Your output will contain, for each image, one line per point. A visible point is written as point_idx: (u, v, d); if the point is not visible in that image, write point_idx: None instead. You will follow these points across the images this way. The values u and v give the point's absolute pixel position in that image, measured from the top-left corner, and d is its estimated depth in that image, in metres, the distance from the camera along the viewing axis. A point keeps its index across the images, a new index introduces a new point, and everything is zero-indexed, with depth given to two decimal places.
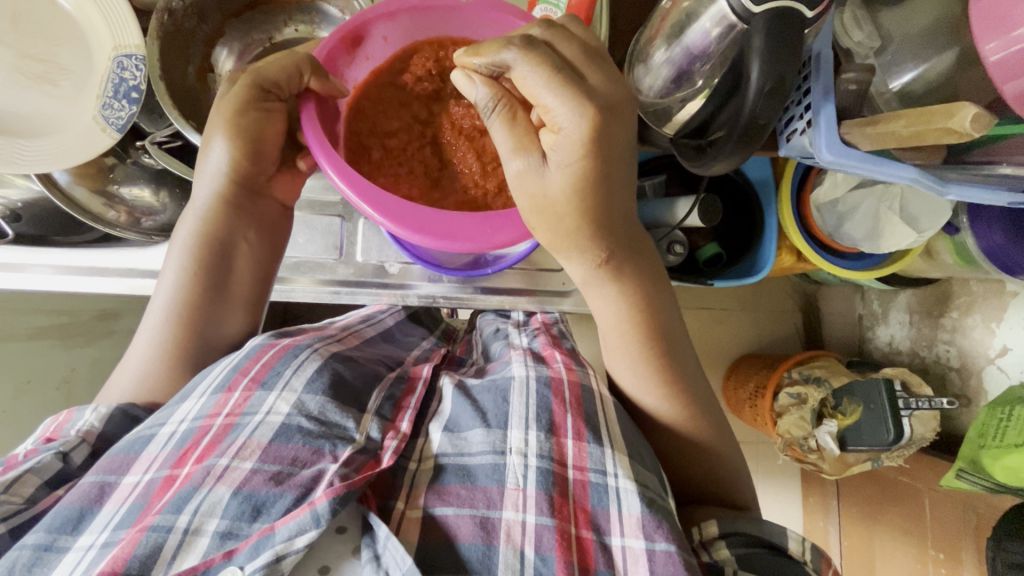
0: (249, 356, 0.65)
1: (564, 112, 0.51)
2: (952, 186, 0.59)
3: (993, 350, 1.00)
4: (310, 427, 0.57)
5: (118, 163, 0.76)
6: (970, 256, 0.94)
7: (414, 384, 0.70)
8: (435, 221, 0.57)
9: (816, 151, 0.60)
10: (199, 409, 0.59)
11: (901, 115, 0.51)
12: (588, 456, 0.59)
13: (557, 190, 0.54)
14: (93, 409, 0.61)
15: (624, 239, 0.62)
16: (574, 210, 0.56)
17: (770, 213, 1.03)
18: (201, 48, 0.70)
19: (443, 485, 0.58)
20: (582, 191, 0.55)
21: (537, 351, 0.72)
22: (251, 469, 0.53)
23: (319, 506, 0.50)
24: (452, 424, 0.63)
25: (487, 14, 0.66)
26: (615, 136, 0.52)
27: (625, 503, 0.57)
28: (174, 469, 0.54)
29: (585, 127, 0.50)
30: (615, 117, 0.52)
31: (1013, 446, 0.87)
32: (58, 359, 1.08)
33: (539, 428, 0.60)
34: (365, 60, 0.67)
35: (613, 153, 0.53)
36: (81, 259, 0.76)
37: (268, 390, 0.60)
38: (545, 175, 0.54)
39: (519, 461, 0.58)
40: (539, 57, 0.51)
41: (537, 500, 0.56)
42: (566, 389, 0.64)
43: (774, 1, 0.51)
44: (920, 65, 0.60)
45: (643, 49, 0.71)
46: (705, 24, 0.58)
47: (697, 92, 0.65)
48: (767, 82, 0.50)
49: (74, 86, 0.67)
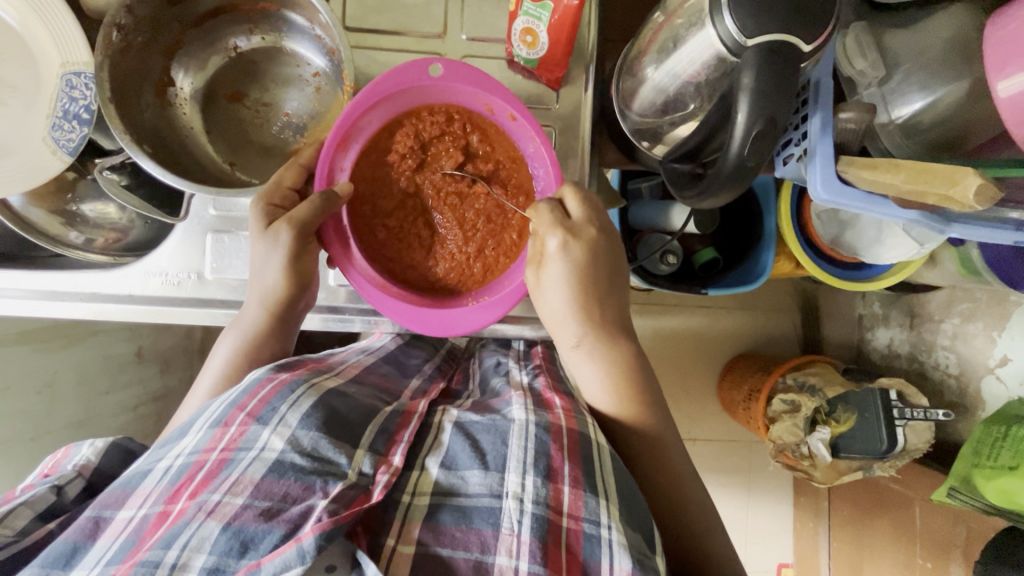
0: (248, 391, 0.59)
1: (549, 234, 0.61)
2: (954, 223, 0.55)
3: (992, 359, 0.96)
4: (302, 463, 0.52)
5: (80, 179, 0.73)
6: (976, 267, 0.88)
7: (409, 418, 0.64)
8: (433, 318, 0.64)
9: (811, 187, 0.56)
10: (196, 442, 0.55)
11: (900, 167, 0.48)
12: (584, 505, 0.53)
13: (559, 304, 0.63)
14: (89, 444, 0.63)
15: (607, 327, 0.65)
16: (563, 312, 0.63)
17: (769, 216, 0.98)
18: (159, 60, 0.68)
19: (439, 523, 0.53)
20: (581, 305, 0.63)
21: (537, 393, 0.68)
22: (242, 504, 0.49)
23: (305, 542, 0.46)
24: (450, 459, 0.58)
25: (461, 92, 0.65)
26: (598, 256, 0.62)
27: (617, 557, 0.50)
28: (167, 505, 0.50)
29: (559, 248, 0.60)
30: (604, 242, 0.62)
31: (1005, 468, 0.83)
32: (43, 363, 0.94)
33: (536, 474, 0.54)
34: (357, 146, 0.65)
35: (603, 275, 0.63)
36: (42, 282, 0.71)
37: (263, 426, 0.55)
38: (535, 279, 0.63)
39: (515, 506, 0.52)
40: (558, 206, 0.61)
41: (531, 547, 0.50)
42: (566, 436, 0.59)
43: (767, 33, 0.46)
44: (931, 92, 0.55)
45: (631, 62, 0.63)
46: (690, 51, 0.53)
47: (688, 117, 0.59)
48: (755, 124, 0.47)
49: (21, 104, 0.63)
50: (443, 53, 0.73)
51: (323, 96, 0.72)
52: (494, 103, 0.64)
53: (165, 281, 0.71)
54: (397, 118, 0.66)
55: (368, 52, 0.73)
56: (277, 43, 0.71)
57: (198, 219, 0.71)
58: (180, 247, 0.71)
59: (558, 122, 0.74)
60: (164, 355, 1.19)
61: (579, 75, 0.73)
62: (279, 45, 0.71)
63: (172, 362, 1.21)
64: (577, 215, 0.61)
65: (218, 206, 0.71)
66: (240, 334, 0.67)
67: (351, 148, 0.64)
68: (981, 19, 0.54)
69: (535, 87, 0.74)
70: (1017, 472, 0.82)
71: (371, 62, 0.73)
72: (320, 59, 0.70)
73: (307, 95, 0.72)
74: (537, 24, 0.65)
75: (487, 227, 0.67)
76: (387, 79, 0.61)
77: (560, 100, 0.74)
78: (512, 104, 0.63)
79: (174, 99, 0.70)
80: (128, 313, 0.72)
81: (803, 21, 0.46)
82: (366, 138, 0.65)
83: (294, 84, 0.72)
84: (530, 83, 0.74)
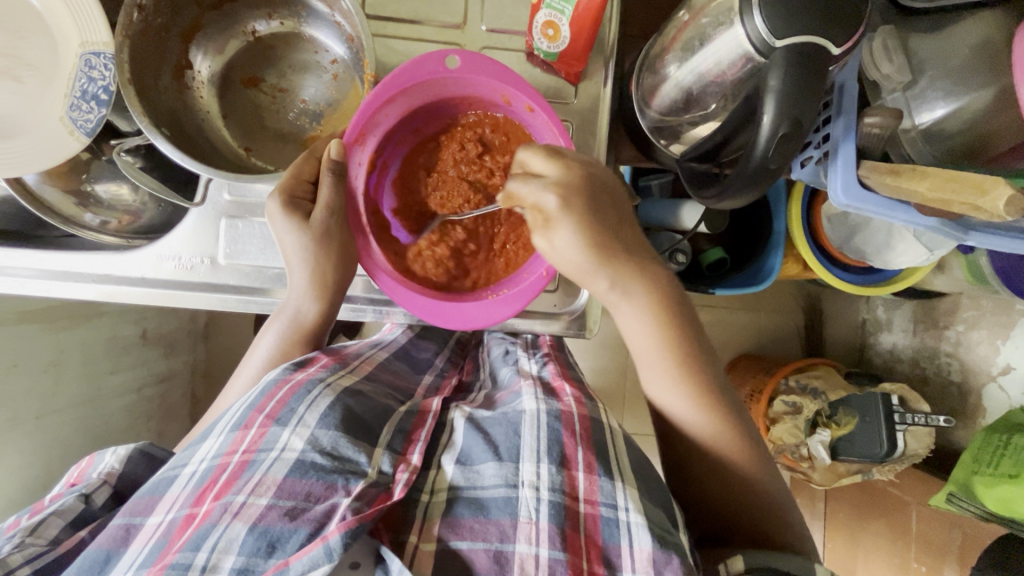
0: (265, 392, 0.60)
1: (542, 194, 0.55)
2: (974, 231, 0.55)
3: (996, 367, 0.96)
4: (322, 463, 0.53)
5: (94, 159, 0.72)
6: (984, 275, 0.87)
7: (424, 418, 0.64)
8: (453, 313, 0.63)
9: (831, 192, 0.56)
10: (218, 446, 0.56)
11: (927, 174, 0.47)
12: (599, 489, 0.54)
13: (569, 254, 0.57)
14: (113, 452, 0.63)
15: (627, 261, 0.60)
16: (586, 268, 0.58)
17: (779, 218, 0.98)
18: (177, 43, 0.68)
19: (456, 517, 0.53)
20: (593, 244, 0.57)
21: (546, 381, 0.68)
22: (266, 505, 0.49)
23: (331, 540, 0.46)
24: (464, 456, 0.58)
25: (477, 84, 0.64)
26: (601, 192, 0.57)
27: (636, 539, 0.50)
28: (193, 508, 0.51)
29: (560, 206, 0.55)
30: (575, 189, 0.56)
31: (1004, 477, 0.84)
32: (48, 343, 0.93)
33: (550, 461, 0.55)
34: (373, 141, 0.65)
35: (603, 211, 0.57)
36: (56, 262, 0.72)
37: (282, 427, 0.55)
38: (552, 249, 0.57)
39: (531, 494, 0.53)
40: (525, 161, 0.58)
41: (549, 534, 0.51)
42: (577, 423, 0.59)
43: (795, 36, 0.46)
44: (955, 99, 0.56)
45: (654, 58, 0.63)
46: (716, 50, 0.52)
47: (710, 116, 0.59)
48: (780, 127, 0.46)
49: (39, 83, 0.63)
50: (462, 44, 0.73)
51: (341, 84, 0.71)
52: (513, 95, 0.63)
53: (179, 265, 0.71)
54: (413, 110, 0.66)
55: (387, 40, 0.73)
56: (296, 27, 0.71)
57: (213, 204, 0.71)
58: (193, 231, 0.71)
59: (576, 117, 0.74)
60: (167, 337, 1.20)
61: (598, 69, 0.73)
62: (297, 29, 0.71)
63: (175, 345, 1.22)
64: (551, 172, 0.56)
65: (233, 192, 0.71)
66: (278, 328, 0.69)
67: (368, 142, 0.64)
68: (1010, 27, 0.53)
69: (554, 80, 0.73)
70: (1017, 481, 0.81)
71: (390, 50, 0.73)
72: (340, 46, 0.70)
73: (325, 82, 0.71)
74: (559, 18, 0.64)
75: (509, 224, 0.67)
76: (404, 73, 0.61)
77: (578, 95, 0.73)
78: (530, 95, 0.62)
79: (191, 82, 0.70)
80: (141, 296, 0.72)
81: (834, 23, 0.46)
82: (382, 132, 0.65)
83: (312, 71, 0.71)
84: (548, 77, 0.73)
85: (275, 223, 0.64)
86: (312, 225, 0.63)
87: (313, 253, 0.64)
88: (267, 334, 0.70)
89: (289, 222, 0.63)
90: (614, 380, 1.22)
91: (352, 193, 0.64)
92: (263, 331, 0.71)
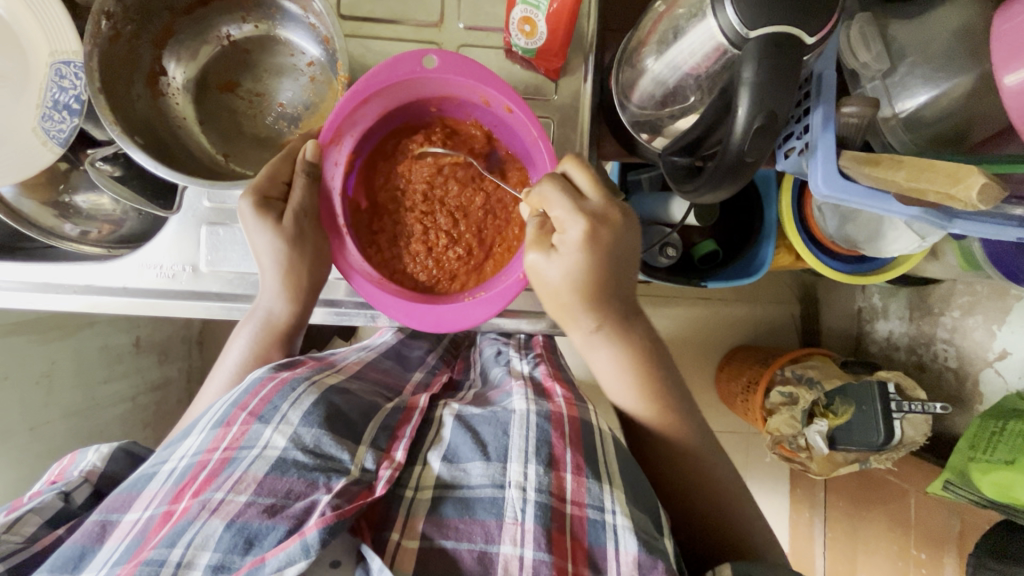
0: (250, 391, 0.59)
1: (570, 219, 0.54)
2: (958, 217, 0.54)
3: (992, 353, 0.95)
4: (305, 461, 0.52)
5: (72, 169, 0.72)
6: (977, 260, 0.86)
7: (410, 413, 0.64)
8: (428, 315, 0.63)
9: (813, 182, 0.55)
10: (199, 444, 0.55)
11: (903, 164, 0.47)
12: (587, 491, 0.53)
13: (553, 279, 0.58)
14: (95, 450, 0.64)
15: (615, 309, 0.61)
16: (564, 299, 0.59)
17: (769, 207, 0.97)
18: (149, 50, 0.67)
19: (442, 517, 0.53)
20: (581, 282, 0.57)
21: (537, 382, 0.68)
22: (246, 502, 0.49)
23: (308, 536, 0.45)
24: (452, 453, 0.58)
25: (456, 84, 0.63)
26: (626, 251, 0.58)
27: (622, 542, 0.50)
28: (171, 505, 0.50)
29: (581, 239, 0.54)
30: (607, 226, 0.55)
31: (1002, 463, 0.83)
32: (37, 354, 0.93)
33: (538, 462, 0.54)
34: (347, 142, 0.64)
35: (613, 257, 0.57)
36: (37, 275, 0.71)
37: (265, 425, 0.55)
38: (548, 264, 0.57)
39: (518, 495, 0.53)
40: (553, 182, 0.56)
41: (535, 535, 0.50)
42: (567, 424, 0.59)
43: (769, 26, 0.45)
44: (935, 86, 0.55)
45: (631, 53, 0.62)
46: (692, 42, 0.51)
47: (689, 109, 0.58)
48: (755, 119, 0.46)
49: (8, 92, 0.62)
50: (440, 43, 0.72)
51: (318, 87, 0.70)
52: (491, 95, 0.62)
53: (160, 274, 0.71)
54: (389, 112, 0.65)
55: (363, 41, 0.72)
56: (269, 29, 0.70)
57: (192, 211, 0.70)
58: (174, 239, 0.71)
59: (557, 113, 0.73)
60: (163, 344, 1.20)
61: (578, 65, 0.72)
62: (270, 31, 0.70)
63: (170, 352, 1.22)
64: (597, 202, 0.56)
65: (213, 198, 0.71)
66: (251, 329, 0.68)
67: (345, 141, 0.63)
68: (989, 11, 0.52)
69: (534, 77, 0.72)
70: (1013, 466, 0.81)
71: (367, 50, 0.72)
72: (315, 47, 0.69)
73: (302, 85, 0.71)
74: (535, 14, 0.64)
75: (486, 227, 0.67)
76: (379, 73, 0.60)
77: (559, 91, 0.73)
78: (507, 96, 0.61)
79: (166, 89, 0.69)
80: (122, 306, 0.72)
81: (806, 10, 0.45)
82: (357, 134, 0.64)
83: (288, 74, 0.71)
84: (528, 73, 0.72)
85: (245, 222, 0.62)
86: (285, 227, 0.62)
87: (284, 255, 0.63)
88: (239, 334, 0.70)
89: (261, 224, 0.61)
90: None
91: (326, 192, 0.64)
92: (235, 334, 0.71)
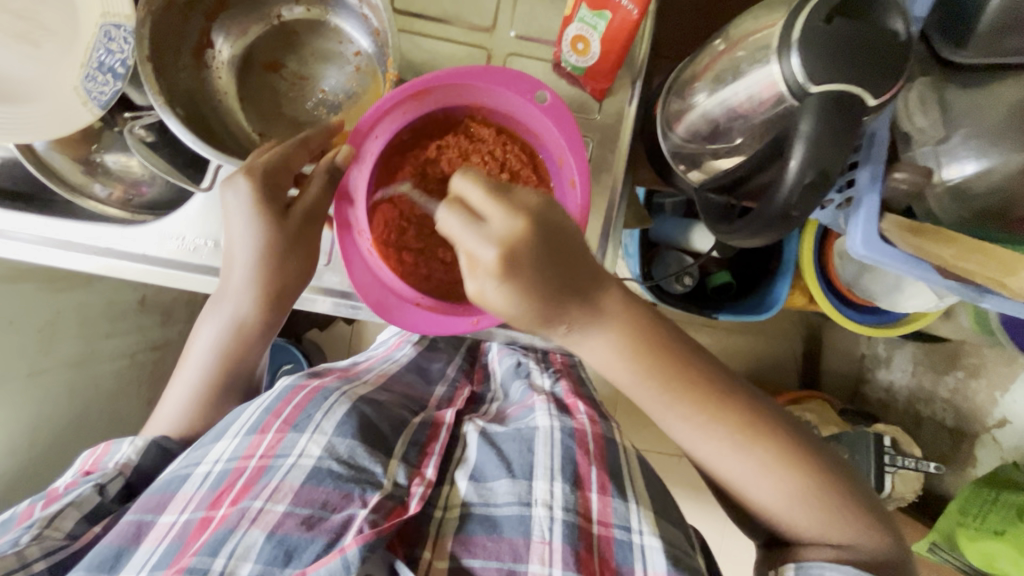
0: (282, 397, 0.59)
1: (480, 248, 0.46)
2: (991, 294, 0.54)
3: (991, 419, 0.94)
4: (340, 471, 0.52)
5: (106, 129, 0.72)
6: (990, 326, 0.85)
7: (438, 430, 0.62)
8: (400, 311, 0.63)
9: (850, 243, 0.54)
10: (234, 448, 0.55)
11: (953, 242, 0.50)
12: (613, 511, 0.53)
13: (495, 305, 0.48)
14: (130, 442, 0.62)
15: (579, 299, 0.50)
16: (529, 324, 0.49)
17: (790, 246, 0.96)
18: (199, 22, 0.67)
19: (469, 535, 0.53)
20: (528, 305, 0.47)
21: (560, 398, 0.65)
22: (284, 512, 0.49)
23: (349, 553, 0.45)
24: (478, 471, 0.57)
25: (531, 113, 0.63)
26: (554, 231, 0.48)
27: (651, 561, 0.50)
28: (209, 511, 0.51)
29: (498, 267, 0.46)
30: (553, 225, 0.47)
31: (991, 533, 0.82)
32: (43, 302, 0.93)
33: (564, 480, 0.54)
34: (415, 110, 0.63)
35: (556, 242, 0.48)
36: (57, 231, 0.71)
37: (300, 433, 0.55)
38: (491, 293, 0.47)
39: (545, 513, 0.52)
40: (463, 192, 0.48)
41: (563, 554, 0.50)
42: (591, 442, 0.58)
43: (832, 82, 0.44)
44: (986, 158, 0.54)
45: (682, 84, 0.61)
46: (750, 84, 0.50)
47: (733, 151, 0.57)
48: (806, 175, 0.45)
49: (56, 49, 0.62)
50: (489, 48, 0.71)
51: (362, 78, 0.70)
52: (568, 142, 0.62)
53: (182, 245, 0.70)
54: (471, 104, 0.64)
55: (413, 37, 0.71)
56: (321, 12, 0.69)
57: (222, 186, 0.69)
58: (201, 212, 0.70)
59: (596, 133, 0.72)
60: (166, 307, 1.19)
61: (624, 87, 0.71)
62: (321, 13, 0.69)
63: (173, 315, 1.21)
64: (497, 220, 0.46)
65: None
66: (215, 331, 0.66)
67: (415, 108, 0.63)
68: None
69: (579, 93, 0.71)
70: (1003, 538, 0.80)
71: (416, 47, 0.72)
72: (365, 39, 0.69)
73: (346, 74, 0.70)
74: (590, 33, 0.63)
75: None
76: (509, 72, 0.61)
77: (602, 111, 0.72)
78: (580, 169, 0.61)
79: (209, 62, 0.69)
80: (141, 273, 0.72)
81: (874, 73, 0.44)
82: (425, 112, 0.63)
83: (334, 61, 0.70)
84: (573, 89, 0.71)
85: (237, 203, 0.60)
86: (285, 226, 0.60)
87: (268, 253, 0.61)
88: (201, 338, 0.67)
89: (255, 220, 0.60)
90: (608, 391, 1.20)
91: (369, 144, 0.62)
92: (200, 326, 0.68)
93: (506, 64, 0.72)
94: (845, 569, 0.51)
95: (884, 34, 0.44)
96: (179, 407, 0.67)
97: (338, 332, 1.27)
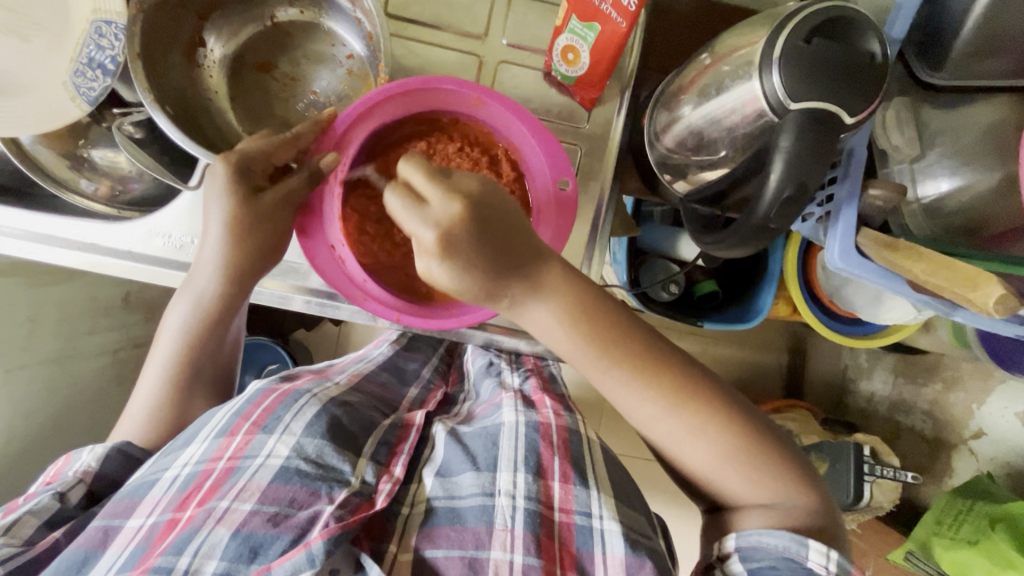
0: (253, 400, 0.60)
1: (421, 230, 0.49)
2: (962, 308, 0.55)
3: (968, 430, 0.97)
4: (307, 469, 0.52)
5: (94, 125, 0.72)
6: (967, 338, 0.87)
7: (407, 431, 0.63)
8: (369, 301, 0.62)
9: (827, 254, 0.56)
10: (203, 452, 0.55)
11: (922, 256, 0.50)
12: (575, 498, 0.54)
13: (442, 283, 0.51)
14: (91, 449, 0.60)
15: (523, 276, 0.52)
16: (474, 299, 0.52)
17: (775, 257, 0.97)
18: (191, 21, 0.67)
19: (434, 527, 0.53)
20: (469, 281, 0.50)
21: (526, 395, 0.67)
22: (250, 510, 0.49)
23: (314, 546, 0.46)
24: (446, 468, 0.58)
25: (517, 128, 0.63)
26: (487, 209, 0.50)
27: (610, 545, 0.51)
28: (176, 513, 0.50)
29: (437, 245, 0.48)
30: (490, 204, 0.51)
31: (965, 543, 0.84)
32: (23, 297, 0.92)
33: (527, 470, 0.55)
34: (394, 114, 0.62)
35: (493, 218, 0.50)
36: (40, 226, 0.70)
37: (268, 433, 0.55)
38: (436, 272, 0.50)
39: (507, 503, 0.52)
40: (410, 173, 0.51)
41: (525, 541, 0.50)
42: (555, 434, 0.59)
43: (810, 99, 0.46)
44: (959, 176, 0.56)
45: (669, 97, 0.62)
46: (734, 99, 0.52)
47: (717, 163, 0.58)
48: (784, 190, 0.47)
49: (45, 45, 0.62)
50: (481, 55, 0.72)
51: (354, 82, 0.70)
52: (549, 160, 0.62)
53: (167, 243, 0.70)
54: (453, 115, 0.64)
55: (407, 42, 0.72)
56: (315, 13, 0.70)
57: None
58: (188, 209, 0.70)
59: (585, 142, 0.73)
60: (151, 303, 1.18)
61: (613, 97, 0.72)
62: (314, 15, 0.70)
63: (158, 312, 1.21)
64: (436, 203, 0.49)
65: None
66: (186, 311, 0.66)
67: (395, 112, 0.62)
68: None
69: (568, 102, 0.73)
70: (976, 547, 0.82)
71: (409, 52, 0.72)
72: (358, 42, 0.69)
73: (338, 76, 0.71)
74: (580, 44, 0.64)
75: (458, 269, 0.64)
76: (492, 90, 0.61)
77: (591, 120, 0.73)
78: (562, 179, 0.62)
79: (202, 62, 0.69)
80: (124, 269, 0.71)
81: (850, 92, 0.46)
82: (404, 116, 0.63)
83: (326, 63, 0.71)
84: (563, 98, 0.73)
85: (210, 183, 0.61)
86: (258, 202, 0.61)
87: (232, 224, 0.61)
88: (174, 316, 0.68)
89: (228, 191, 0.61)
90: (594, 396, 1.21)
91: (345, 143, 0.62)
92: (167, 313, 0.68)
93: (497, 71, 0.72)
94: (778, 532, 0.51)
95: (861, 55, 0.46)
96: (156, 383, 0.68)
97: (325, 332, 1.27)
